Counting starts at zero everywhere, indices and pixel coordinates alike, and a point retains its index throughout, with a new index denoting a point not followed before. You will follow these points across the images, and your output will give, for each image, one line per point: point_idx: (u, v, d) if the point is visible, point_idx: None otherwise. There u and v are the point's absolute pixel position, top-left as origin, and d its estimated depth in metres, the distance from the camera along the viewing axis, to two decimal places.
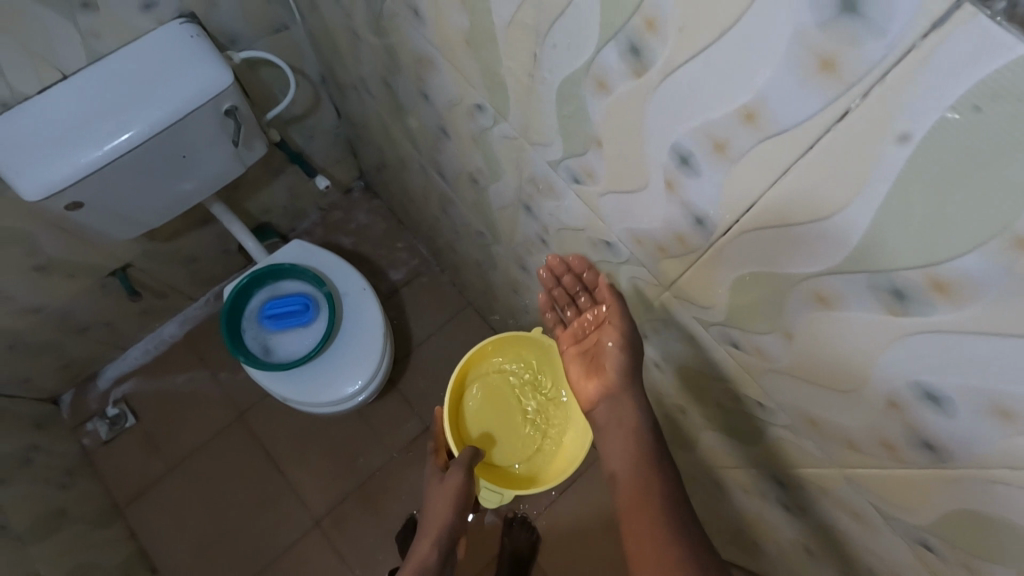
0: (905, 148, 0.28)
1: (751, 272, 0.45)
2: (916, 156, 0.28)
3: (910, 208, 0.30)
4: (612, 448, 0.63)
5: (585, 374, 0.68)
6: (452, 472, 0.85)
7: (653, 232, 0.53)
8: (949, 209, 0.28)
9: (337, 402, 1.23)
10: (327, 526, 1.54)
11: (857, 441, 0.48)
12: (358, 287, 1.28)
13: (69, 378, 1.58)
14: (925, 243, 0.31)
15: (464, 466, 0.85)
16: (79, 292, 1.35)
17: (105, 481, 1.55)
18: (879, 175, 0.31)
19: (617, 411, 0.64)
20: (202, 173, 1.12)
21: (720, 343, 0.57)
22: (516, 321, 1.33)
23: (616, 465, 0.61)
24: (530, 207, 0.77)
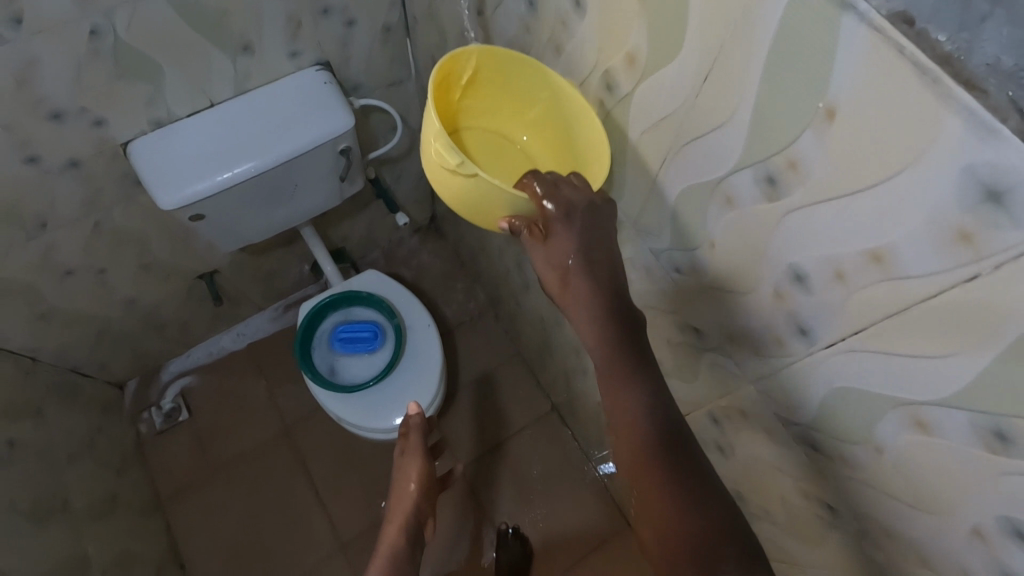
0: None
1: (848, 387, 0.49)
2: None
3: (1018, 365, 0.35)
4: (614, 400, 0.55)
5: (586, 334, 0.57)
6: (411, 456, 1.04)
7: (753, 334, 0.57)
8: None
9: (386, 431, 1.27)
10: (351, 553, 1.56)
11: (932, 559, 0.51)
12: (422, 323, 1.34)
13: (137, 368, 1.67)
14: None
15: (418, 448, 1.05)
16: (171, 292, 1.45)
17: (152, 470, 1.63)
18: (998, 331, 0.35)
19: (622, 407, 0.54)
20: (306, 200, 1.22)
21: (797, 442, 0.60)
22: (570, 379, 1.38)
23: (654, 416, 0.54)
24: None
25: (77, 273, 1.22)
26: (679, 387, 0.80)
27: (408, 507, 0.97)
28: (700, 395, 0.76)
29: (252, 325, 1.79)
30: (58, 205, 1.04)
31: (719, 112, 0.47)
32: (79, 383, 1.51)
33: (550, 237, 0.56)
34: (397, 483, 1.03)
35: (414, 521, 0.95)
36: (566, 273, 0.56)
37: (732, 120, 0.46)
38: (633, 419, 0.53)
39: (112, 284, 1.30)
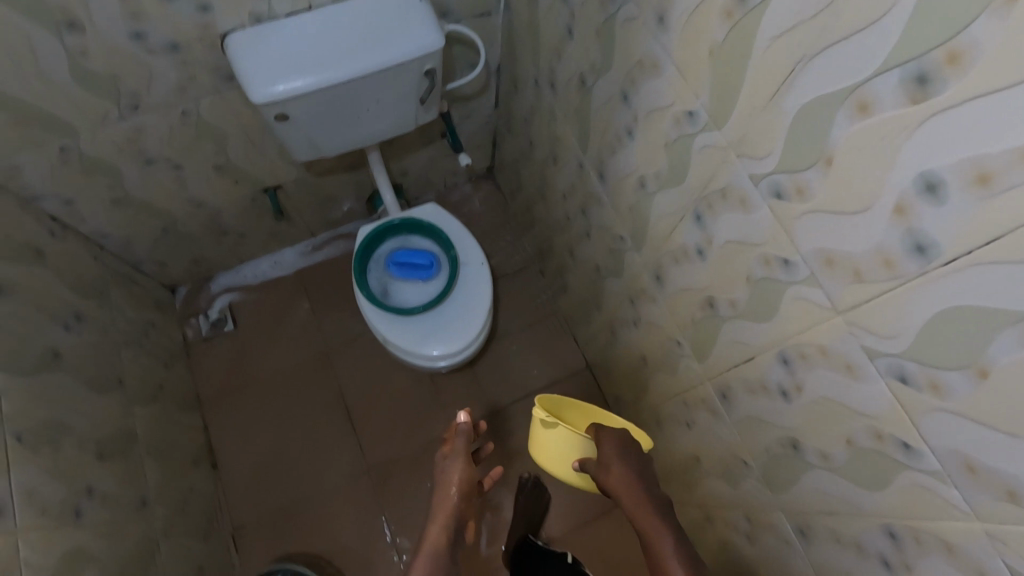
0: None
1: (963, 306, 0.48)
2: None
3: None
4: (625, 498, 0.84)
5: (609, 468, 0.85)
6: (454, 462, 1.00)
7: (857, 257, 0.57)
8: None
9: (429, 359, 1.30)
10: (375, 478, 1.59)
11: (1019, 491, 0.50)
12: (477, 261, 1.35)
13: (191, 274, 1.72)
14: None
15: (464, 455, 1.00)
16: (236, 199, 1.49)
17: (195, 372, 1.68)
18: None
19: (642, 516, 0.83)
20: (383, 120, 1.24)
21: (882, 374, 0.60)
22: (615, 333, 1.38)
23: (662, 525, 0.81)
24: (701, 216, 0.82)
25: (156, 163, 1.26)
26: (750, 327, 0.80)
27: (450, 510, 0.93)
28: (772, 333, 0.76)
29: (288, 257, 1.82)
30: (152, 87, 1.07)
31: (871, 8, 0.46)
32: (138, 278, 1.56)
33: (599, 442, 0.88)
34: (438, 487, 0.98)
35: (456, 521, 0.93)
36: (603, 448, 0.86)
37: (886, 16, 0.45)
38: (651, 516, 0.82)
39: (186, 180, 1.34)
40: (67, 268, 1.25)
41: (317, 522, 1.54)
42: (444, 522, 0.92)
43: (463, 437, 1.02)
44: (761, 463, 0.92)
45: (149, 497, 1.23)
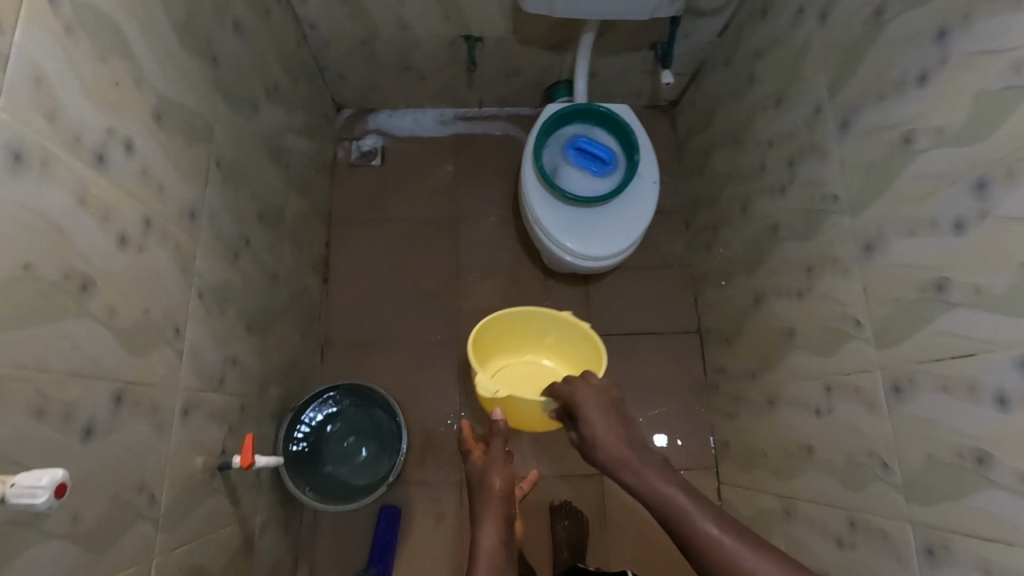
0: None
1: None
2: None
3: None
4: (628, 480, 0.91)
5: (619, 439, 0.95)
6: (490, 466, 1.10)
7: None
8: None
9: (570, 254, 1.27)
10: (461, 348, 1.62)
11: None
12: (650, 179, 1.30)
13: (362, 100, 1.76)
14: None
15: (501, 454, 1.12)
16: (437, 37, 1.48)
17: (333, 191, 1.73)
18: None
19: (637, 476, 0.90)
20: None
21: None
22: (759, 301, 1.31)
23: (691, 506, 0.83)
24: (984, 184, 0.73)
25: None
26: (988, 318, 0.72)
27: (499, 513, 1.03)
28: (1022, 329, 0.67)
29: (450, 116, 1.81)
30: None
31: None
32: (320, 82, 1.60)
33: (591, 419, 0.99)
34: (482, 487, 1.08)
35: (507, 522, 1.02)
36: (612, 451, 0.95)
37: None
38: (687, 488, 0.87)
39: None
40: (281, 39, 1.29)
41: (398, 366, 1.60)
42: (501, 513, 1.03)
43: (499, 441, 1.15)
44: (908, 468, 0.85)
45: (280, 274, 1.29)
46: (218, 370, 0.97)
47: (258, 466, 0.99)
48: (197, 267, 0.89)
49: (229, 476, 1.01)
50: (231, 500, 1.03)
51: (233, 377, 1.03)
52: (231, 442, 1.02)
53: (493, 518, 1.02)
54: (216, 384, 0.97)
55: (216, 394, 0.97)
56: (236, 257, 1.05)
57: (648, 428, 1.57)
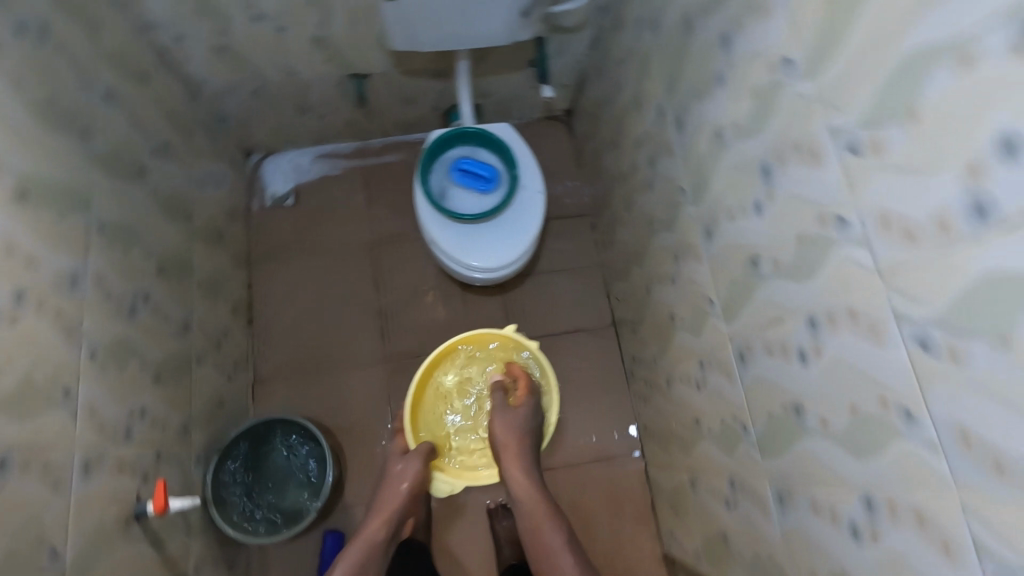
0: None
1: (1009, 275, 0.49)
2: None
3: None
4: (517, 479, 1.27)
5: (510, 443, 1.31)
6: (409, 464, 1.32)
7: (908, 215, 0.58)
8: None
9: (468, 269, 1.37)
10: (390, 368, 1.70)
11: (1008, 464, 0.51)
12: (535, 189, 1.39)
13: (267, 143, 1.81)
14: None
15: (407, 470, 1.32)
16: (326, 78, 1.56)
17: (251, 235, 1.79)
18: None
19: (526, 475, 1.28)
20: (480, 23, 1.26)
21: (982, 360, 0.52)
22: (650, 289, 1.41)
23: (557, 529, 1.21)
24: (769, 170, 0.82)
25: (263, 18, 1.32)
26: (788, 287, 0.81)
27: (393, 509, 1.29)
28: (805, 293, 0.77)
29: (357, 149, 1.88)
30: None
31: None
32: (221, 131, 1.66)
33: (510, 409, 1.35)
34: (393, 480, 1.32)
35: (394, 520, 1.28)
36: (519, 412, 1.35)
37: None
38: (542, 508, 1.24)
39: (286, 44, 1.41)
40: (164, 98, 1.34)
41: (331, 394, 1.66)
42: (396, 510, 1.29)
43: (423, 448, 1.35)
44: (760, 427, 0.94)
45: (192, 323, 1.34)
46: (124, 423, 1.02)
47: (173, 509, 1.04)
48: (84, 329, 0.94)
49: (149, 522, 1.05)
50: (155, 544, 1.07)
51: (143, 428, 1.08)
52: (148, 489, 1.07)
53: (366, 536, 1.25)
54: (123, 437, 1.01)
55: (123, 447, 1.01)
56: (134, 314, 1.10)
57: (576, 421, 1.66)
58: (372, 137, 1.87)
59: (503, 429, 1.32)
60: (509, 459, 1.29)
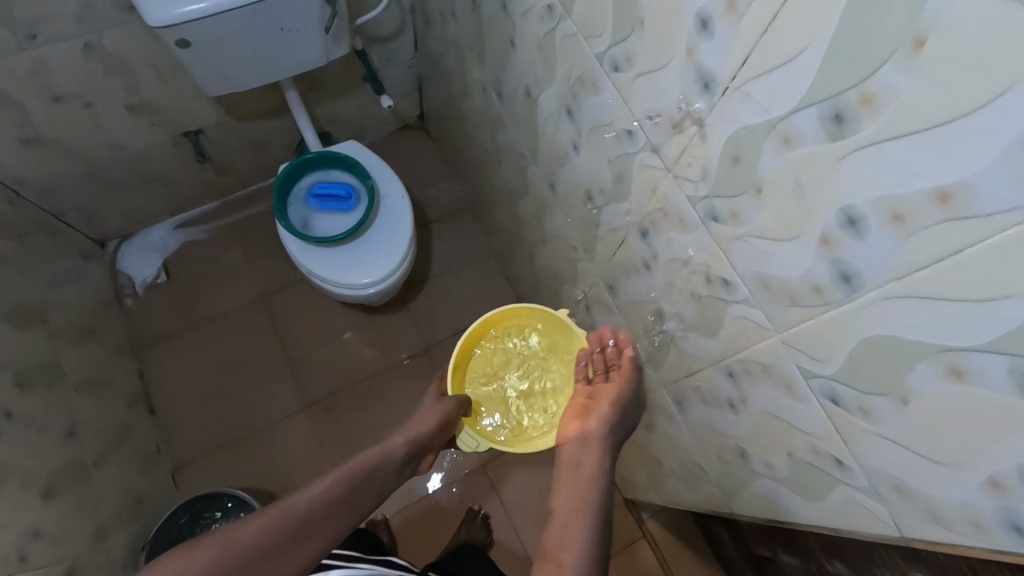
0: (834, 21, 0.42)
1: (740, 133, 0.56)
2: (844, 20, 0.41)
3: (844, 49, 0.42)
4: (585, 459, 0.75)
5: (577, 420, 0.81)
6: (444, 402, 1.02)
7: (667, 108, 0.65)
8: (868, 43, 0.40)
9: (354, 289, 1.37)
10: (314, 412, 1.66)
11: (795, 292, 0.57)
12: (397, 195, 1.41)
13: (120, 227, 1.73)
14: (842, 69, 0.43)
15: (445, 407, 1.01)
16: (157, 144, 1.51)
17: (129, 324, 1.70)
18: (830, 20, 0.42)
19: (581, 455, 0.75)
20: (290, 54, 1.26)
21: (753, 209, 0.59)
22: (533, 257, 1.46)
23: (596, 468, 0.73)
24: (572, 110, 0.88)
25: (64, 99, 1.27)
26: (618, 209, 0.87)
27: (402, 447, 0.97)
28: (631, 209, 0.83)
29: (219, 208, 1.82)
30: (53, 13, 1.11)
31: None
32: (62, 227, 1.57)
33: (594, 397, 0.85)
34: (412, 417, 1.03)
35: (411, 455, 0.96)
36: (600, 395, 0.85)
37: None
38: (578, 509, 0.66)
39: (100, 121, 1.37)
40: None
41: (258, 456, 1.60)
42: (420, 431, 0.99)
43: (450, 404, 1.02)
44: (645, 346, 1.00)
45: (78, 428, 1.26)
46: (13, 547, 0.95)
47: None
48: None
49: None
50: None
51: (41, 548, 1.00)
52: None
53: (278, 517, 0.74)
54: (17, 562, 0.94)
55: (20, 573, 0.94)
56: None
57: None
58: (231, 192, 1.82)
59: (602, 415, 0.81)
60: (583, 415, 0.82)
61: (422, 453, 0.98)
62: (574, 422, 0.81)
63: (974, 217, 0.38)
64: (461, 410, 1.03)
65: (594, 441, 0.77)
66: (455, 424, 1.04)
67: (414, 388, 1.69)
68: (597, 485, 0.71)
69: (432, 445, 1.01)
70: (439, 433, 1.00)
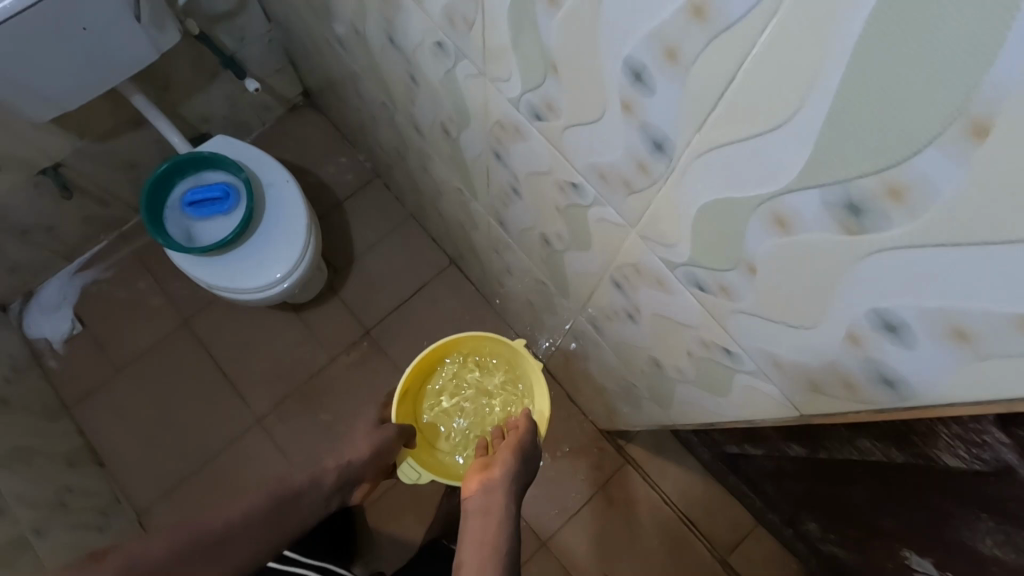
0: None
1: (515, 6, 0.48)
2: None
3: None
4: (473, 526, 0.78)
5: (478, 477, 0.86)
6: (387, 428, 1.05)
7: (451, 3, 0.55)
8: None
9: (260, 290, 1.28)
10: (269, 424, 1.60)
11: (626, 176, 0.51)
12: (279, 180, 1.31)
13: (15, 285, 1.62)
14: None
15: (383, 436, 1.03)
16: (15, 188, 1.39)
17: (54, 382, 1.61)
18: None
19: (487, 501, 0.81)
20: (106, 53, 1.12)
21: (562, 97, 0.51)
22: (440, 211, 1.37)
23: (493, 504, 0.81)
24: (392, 37, 0.78)
25: None
26: (469, 135, 0.79)
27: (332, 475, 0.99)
28: (477, 132, 0.75)
29: (117, 240, 1.71)
30: None
31: None
32: None
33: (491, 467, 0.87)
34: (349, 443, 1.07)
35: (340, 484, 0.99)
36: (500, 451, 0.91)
37: None
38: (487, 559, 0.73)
39: None
40: None
41: (223, 481, 1.55)
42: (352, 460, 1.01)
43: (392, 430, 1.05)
44: (548, 275, 0.93)
45: (6, 502, 1.20)
46: None
47: None
48: None
49: None
50: None
51: None
52: None
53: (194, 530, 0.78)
54: None
55: None
56: None
57: None
58: (123, 221, 1.70)
59: (500, 480, 0.84)
60: (484, 467, 0.87)
61: (355, 480, 1.02)
62: (476, 479, 0.85)
63: (733, 24, 0.33)
64: (401, 440, 1.05)
65: (497, 483, 0.83)
66: (391, 457, 1.05)
67: (366, 375, 1.63)
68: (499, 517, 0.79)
69: (365, 474, 1.03)
70: (374, 460, 1.03)
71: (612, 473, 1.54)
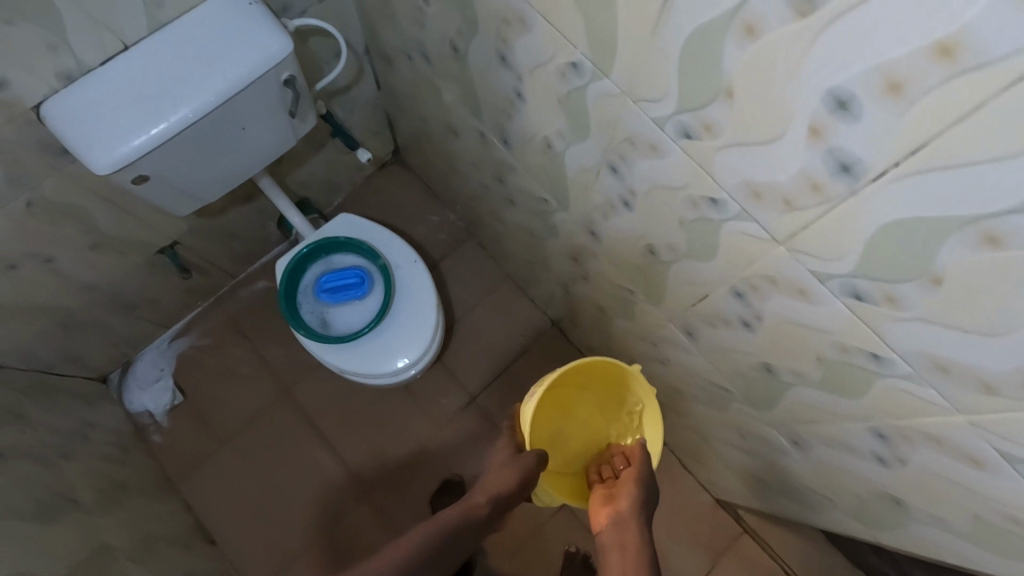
0: None
1: (904, 218, 0.46)
2: None
3: None
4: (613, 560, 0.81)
5: (601, 504, 0.89)
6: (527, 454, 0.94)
7: (774, 184, 0.54)
8: None
9: (392, 375, 1.25)
10: (377, 496, 1.57)
11: (994, 381, 0.49)
12: (408, 261, 1.28)
13: (115, 358, 1.59)
14: None
15: (527, 467, 0.93)
16: (132, 269, 1.36)
17: (157, 456, 1.58)
18: None
19: (621, 535, 0.83)
20: (252, 146, 1.10)
21: (928, 301, 0.49)
22: (567, 288, 1.35)
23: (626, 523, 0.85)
24: (616, 167, 0.76)
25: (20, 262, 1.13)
26: (694, 267, 0.76)
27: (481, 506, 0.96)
28: (715, 270, 0.73)
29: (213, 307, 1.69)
30: None
31: None
32: (56, 380, 1.44)
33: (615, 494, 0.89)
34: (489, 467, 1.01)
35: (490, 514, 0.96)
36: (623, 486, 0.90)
37: None
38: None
39: (65, 270, 1.23)
40: None
41: (332, 553, 1.52)
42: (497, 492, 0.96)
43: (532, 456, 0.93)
44: (740, 388, 0.91)
45: None
46: None
47: None
48: None
49: None
50: None
51: None
52: None
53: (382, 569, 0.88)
54: None
55: None
56: None
57: None
58: (220, 287, 1.68)
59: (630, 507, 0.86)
60: (608, 499, 0.89)
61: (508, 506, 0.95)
62: (600, 509, 0.89)
63: None
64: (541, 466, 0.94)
65: (625, 520, 0.85)
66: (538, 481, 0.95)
67: (473, 442, 1.60)
68: (640, 555, 0.80)
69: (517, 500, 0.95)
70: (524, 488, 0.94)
71: (730, 542, 1.51)
